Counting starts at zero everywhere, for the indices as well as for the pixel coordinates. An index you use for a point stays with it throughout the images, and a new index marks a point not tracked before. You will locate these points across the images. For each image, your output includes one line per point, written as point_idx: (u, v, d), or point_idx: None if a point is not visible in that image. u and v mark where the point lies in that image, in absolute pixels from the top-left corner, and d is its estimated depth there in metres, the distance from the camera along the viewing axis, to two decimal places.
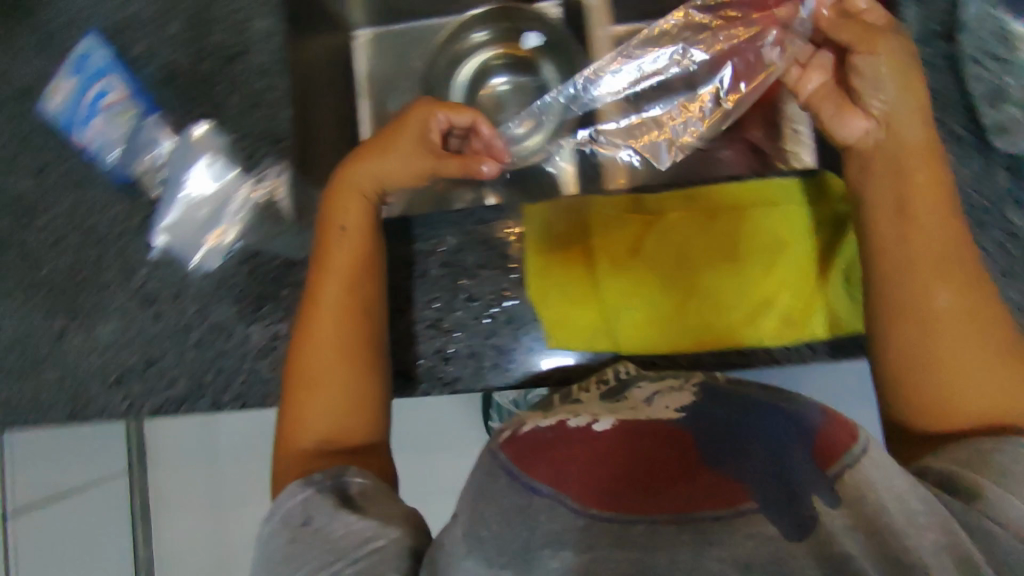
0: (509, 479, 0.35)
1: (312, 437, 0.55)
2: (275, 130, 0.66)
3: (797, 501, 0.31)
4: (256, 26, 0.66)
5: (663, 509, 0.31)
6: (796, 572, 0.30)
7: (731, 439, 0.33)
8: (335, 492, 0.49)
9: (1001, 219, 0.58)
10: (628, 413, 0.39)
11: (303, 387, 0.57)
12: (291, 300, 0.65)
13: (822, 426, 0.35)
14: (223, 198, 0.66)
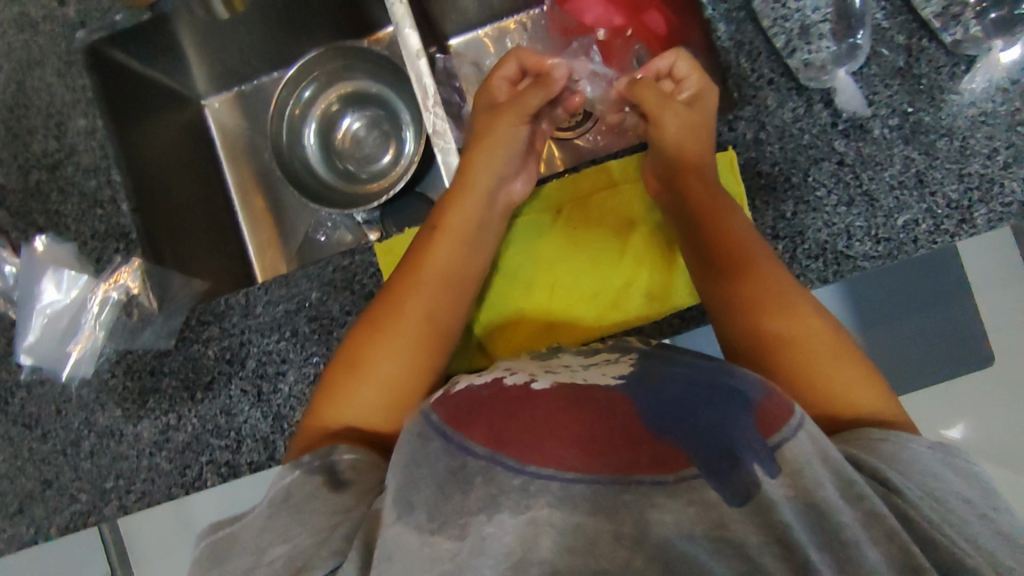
0: (441, 441, 0.42)
1: (342, 420, 0.55)
2: (118, 226, 0.65)
3: (741, 469, 0.38)
4: (75, 126, 0.66)
5: (590, 476, 0.39)
6: (720, 522, 0.38)
7: (681, 410, 0.41)
8: (324, 471, 0.50)
9: (827, 150, 0.60)
10: (564, 375, 0.48)
11: (353, 369, 0.57)
12: (173, 388, 0.65)
13: (762, 401, 0.42)
14: (80, 307, 0.65)
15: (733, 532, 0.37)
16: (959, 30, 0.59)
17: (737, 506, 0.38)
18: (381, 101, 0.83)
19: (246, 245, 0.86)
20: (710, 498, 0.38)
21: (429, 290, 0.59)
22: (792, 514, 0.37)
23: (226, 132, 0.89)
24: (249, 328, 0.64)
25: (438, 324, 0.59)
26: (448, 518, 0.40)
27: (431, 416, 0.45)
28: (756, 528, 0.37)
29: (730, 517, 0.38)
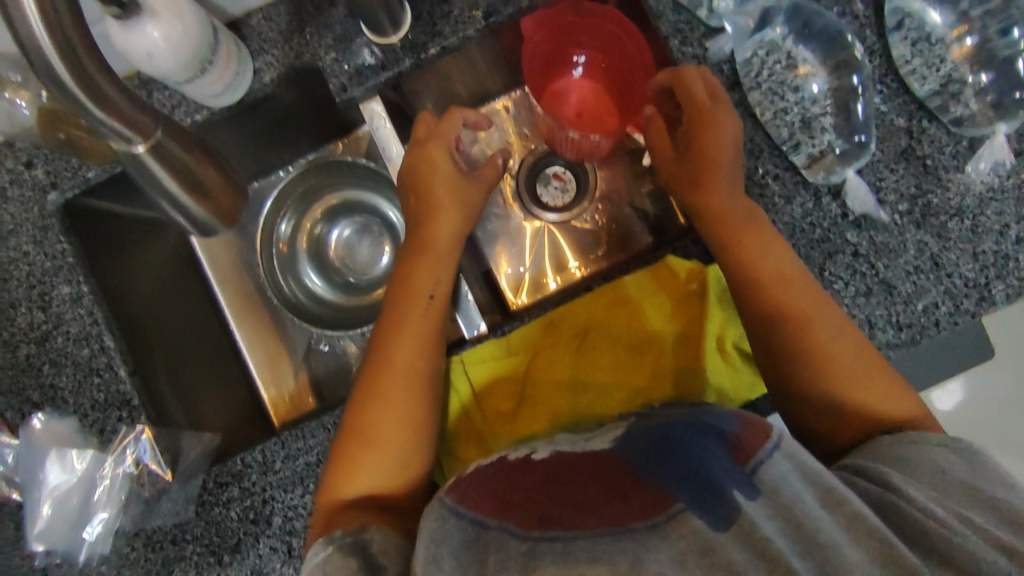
0: (456, 519, 0.45)
1: (358, 489, 0.55)
2: (119, 393, 0.63)
3: (724, 497, 0.40)
4: (59, 294, 0.63)
5: (588, 531, 0.41)
6: (707, 544, 0.38)
7: (663, 455, 0.44)
8: (355, 551, 0.47)
9: (840, 242, 0.58)
10: (566, 447, 0.52)
11: (357, 434, 0.56)
12: (198, 555, 0.61)
13: (736, 432, 0.45)
14: (90, 483, 0.62)
15: (720, 551, 0.37)
16: (963, 107, 0.58)
17: (723, 531, 0.38)
18: (369, 207, 0.80)
19: (248, 365, 0.80)
20: (698, 526, 0.39)
21: (412, 344, 0.59)
22: (771, 529, 0.38)
23: (213, 251, 0.82)
24: (270, 484, 0.62)
25: (431, 380, 0.59)
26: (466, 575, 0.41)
27: (444, 499, 0.48)
28: (741, 548, 0.37)
29: (715, 539, 0.38)
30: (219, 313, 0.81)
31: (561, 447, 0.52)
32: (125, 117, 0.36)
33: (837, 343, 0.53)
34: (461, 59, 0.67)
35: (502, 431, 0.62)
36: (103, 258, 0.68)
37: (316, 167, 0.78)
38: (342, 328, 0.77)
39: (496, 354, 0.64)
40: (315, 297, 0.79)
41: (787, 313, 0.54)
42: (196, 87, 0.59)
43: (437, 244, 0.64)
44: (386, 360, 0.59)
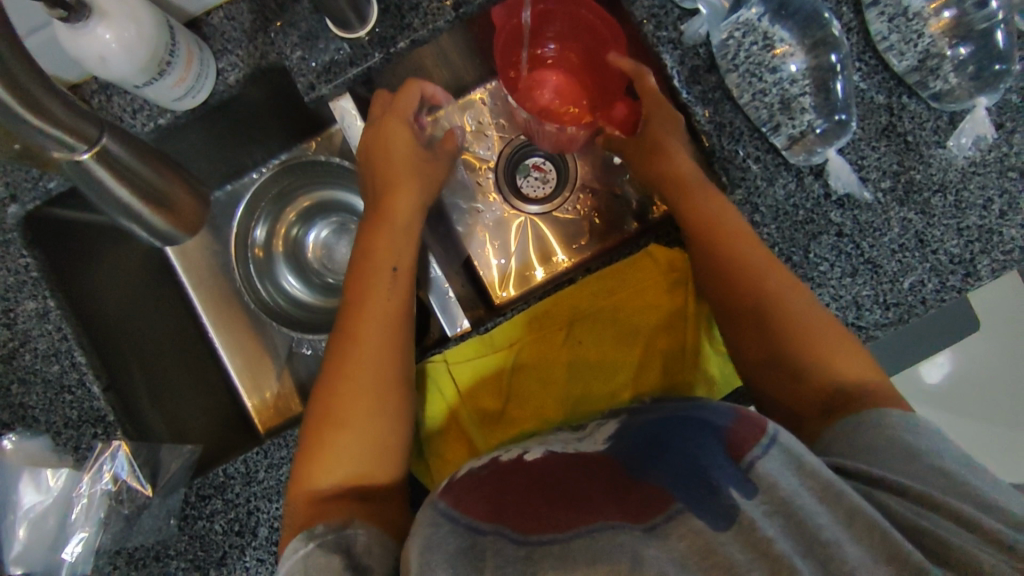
0: (451, 525, 0.41)
1: (334, 476, 0.52)
2: (92, 410, 0.60)
3: (721, 495, 0.36)
4: (24, 310, 0.61)
5: (585, 528, 0.38)
6: (709, 545, 0.35)
7: (657, 457, 0.42)
8: (339, 548, 0.45)
9: (824, 223, 0.57)
10: (559, 448, 0.51)
11: (329, 422, 0.53)
12: (183, 570, 0.60)
13: (729, 428, 0.41)
14: (67, 503, 0.60)
15: (722, 552, 0.34)
16: (942, 83, 0.57)
17: (723, 529, 0.35)
18: (345, 207, 0.79)
19: (229, 371, 0.79)
20: (697, 526, 0.36)
21: (380, 325, 0.57)
22: (774, 529, 0.34)
23: (189, 260, 0.80)
24: (254, 495, 0.60)
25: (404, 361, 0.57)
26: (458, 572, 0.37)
27: (437, 503, 0.44)
28: (741, 548, 0.34)
29: (717, 539, 0.35)
30: (198, 322, 0.79)
31: (555, 449, 0.50)
32: (66, 126, 0.35)
33: (824, 358, 0.50)
34: (432, 51, 0.65)
35: (487, 432, 0.61)
36: (71, 272, 0.66)
37: (287, 168, 0.76)
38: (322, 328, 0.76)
39: (478, 355, 0.62)
40: (295, 301, 0.77)
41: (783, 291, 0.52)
42: (155, 91, 0.57)
43: (397, 215, 0.62)
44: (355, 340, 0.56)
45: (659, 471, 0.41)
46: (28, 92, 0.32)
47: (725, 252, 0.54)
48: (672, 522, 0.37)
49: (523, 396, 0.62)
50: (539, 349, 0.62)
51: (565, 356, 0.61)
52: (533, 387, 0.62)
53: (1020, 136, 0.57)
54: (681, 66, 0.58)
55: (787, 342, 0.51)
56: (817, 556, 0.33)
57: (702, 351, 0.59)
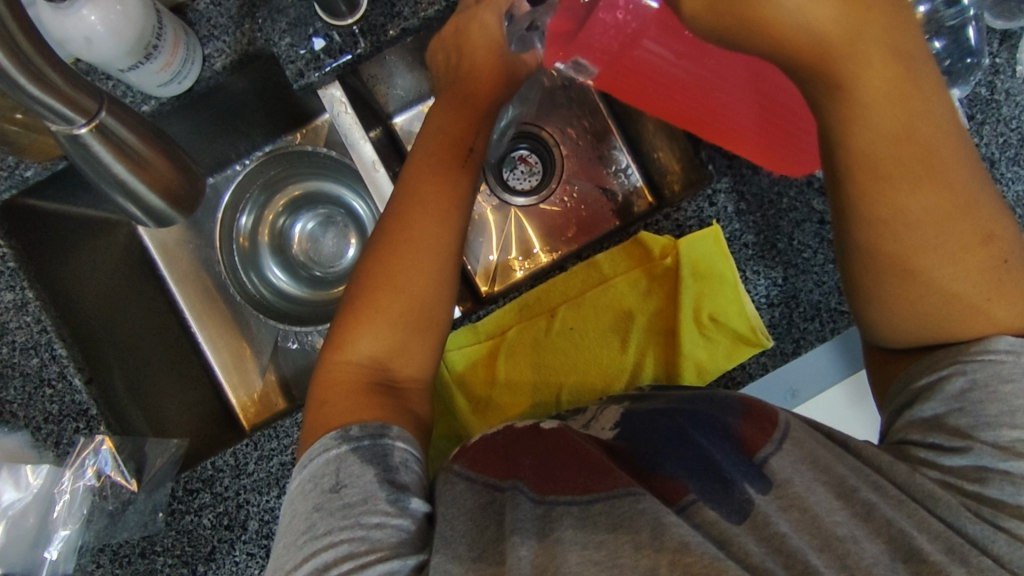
0: (468, 483, 0.44)
1: (366, 349, 0.51)
2: (74, 403, 0.59)
3: (734, 491, 0.41)
4: (1, 301, 0.59)
5: (607, 491, 0.42)
6: (726, 536, 0.39)
7: (672, 438, 0.45)
8: (376, 458, 0.44)
9: (807, 211, 0.59)
10: (575, 422, 0.53)
11: (375, 290, 0.52)
12: (169, 567, 0.58)
13: (740, 420, 0.45)
14: (48, 499, 0.58)
15: (736, 545, 0.39)
16: None
17: (737, 523, 0.40)
18: (334, 197, 0.79)
19: (212, 366, 0.78)
20: (710, 517, 0.40)
21: (438, 189, 0.55)
22: (785, 525, 0.39)
23: (169, 251, 0.79)
24: (244, 488, 0.59)
25: (445, 222, 0.54)
26: (487, 548, 0.41)
27: (453, 465, 0.46)
28: (756, 540, 0.39)
29: (732, 530, 0.39)
30: (180, 319, 0.78)
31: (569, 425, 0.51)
32: (65, 97, 0.36)
33: (935, 205, 0.42)
34: (423, 40, 0.65)
35: (485, 419, 0.62)
36: (53, 264, 0.65)
37: (273, 159, 0.73)
38: (301, 313, 0.74)
39: (472, 341, 0.63)
40: (280, 292, 0.76)
41: (940, 182, 0.41)
42: (140, 75, 0.56)
43: (476, 93, 0.60)
44: (414, 205, 0.54)
45: (673, 463, 0.43)
46: (16, 46, 0.33)
47: (900, 95, 0.39)
48: (688, 510, 0.41)
49: (517, 384, 0.62)
50: (535, 335, 0.62)
51: (569, 335, 0.62)
52: (528, 374, 0.62)
53: (990, 128, 0.59)
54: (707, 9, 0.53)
55: (920, 188, 0.41)
56: (831, 549, 0.39)
57: (688, 337, 0.59)
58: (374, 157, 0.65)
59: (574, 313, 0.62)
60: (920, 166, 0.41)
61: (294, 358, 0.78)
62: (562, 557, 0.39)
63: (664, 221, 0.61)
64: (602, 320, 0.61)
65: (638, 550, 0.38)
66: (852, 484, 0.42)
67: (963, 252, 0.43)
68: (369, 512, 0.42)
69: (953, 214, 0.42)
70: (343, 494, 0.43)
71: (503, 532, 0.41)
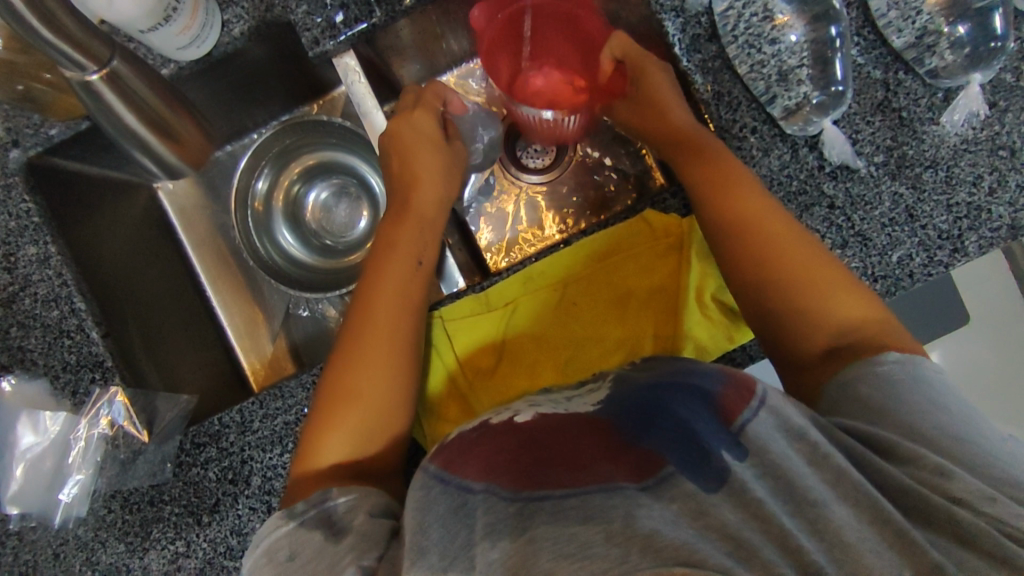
0: (442, 486, 0.46)
1: (330, 454, 0.52)
2: (91, 354, 0.61)
3: (711, 460, 0.40)
4: (24, 254, 0.62)
5: (582, 488, 0.42)
6: (700, 507, 0.39)
7: (650, 416, 0.44)
8: (321, 522, 0.48)
9: (817, 195, 0.59)
10: (548, 406, 0.53)
11: (333, 403, 0.54)
12: (177, 515, 0.61)
13: (720, 392, 0.44)
14: (64, 445, 0.61)
15: (713, 513, 0.38)
16: (935, 60, 0.58)
17: (714, 491, 0.39)
18: (347, 168, 0.80)
19: (226, 329, 0.81)
20: (688, 489, 0.40)
21: (394, 288, 0.59)
22: (762, 490, 0.39)
23: (188, 215, 0.82)
24: (248, 444, 0.61)
25: (403, 313, 0.58)
26: (456, 555, 0.42)
27: (429, 467, 0.48)
28: (733, 509, 0.38)
29: (709, 501, 0.39)
30: (195, 282, 0.81)
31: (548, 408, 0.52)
32: (80, 45, 0.49)
33: (834, 301, 0.51)
34: (438, 11, 0.66)
35: (482, 392, 0.62)
36: (76, 222, 0.67)
37: (290, 126, 0.75)
38: (308, 283, 0.76)
39: (474, 311, 0.63)
40: (288, 256, 0.78)
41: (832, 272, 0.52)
42: (160, 37, 0.57)
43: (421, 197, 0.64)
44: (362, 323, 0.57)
45: (652, 435, 0.43)
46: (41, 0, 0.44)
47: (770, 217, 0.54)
48: (665, 483, 0.41)
49: (518, 356, 0.62)
50: (537, 311, 0.62)
51: (571, 310, 0.62)
52: (526, 347, 0.62)
53: (1012, 116, 0.57)
54: (683, 34, 0.60)
55: (806, 287, 0.51)
56: (804, 515, 0.38)
57: (692, 313, 0.59)
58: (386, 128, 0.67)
59: (575, 288, 0.62)
60: (807, 257, 0.52)
61: (306, 324, 0.80)
62: (534, 556, 0.39)
63: (671, 199, 0.62)
64: (604, 294, 0.62)
65: (609, 540, 0.38)
66: (824, 450, 0.42)
67: (867, 343, 0.49)
68: (317, 566, 0.45)
69: (846, 298, 0.51)
70: (296, 558, 0.46)
71: (474, 537, 0.42)
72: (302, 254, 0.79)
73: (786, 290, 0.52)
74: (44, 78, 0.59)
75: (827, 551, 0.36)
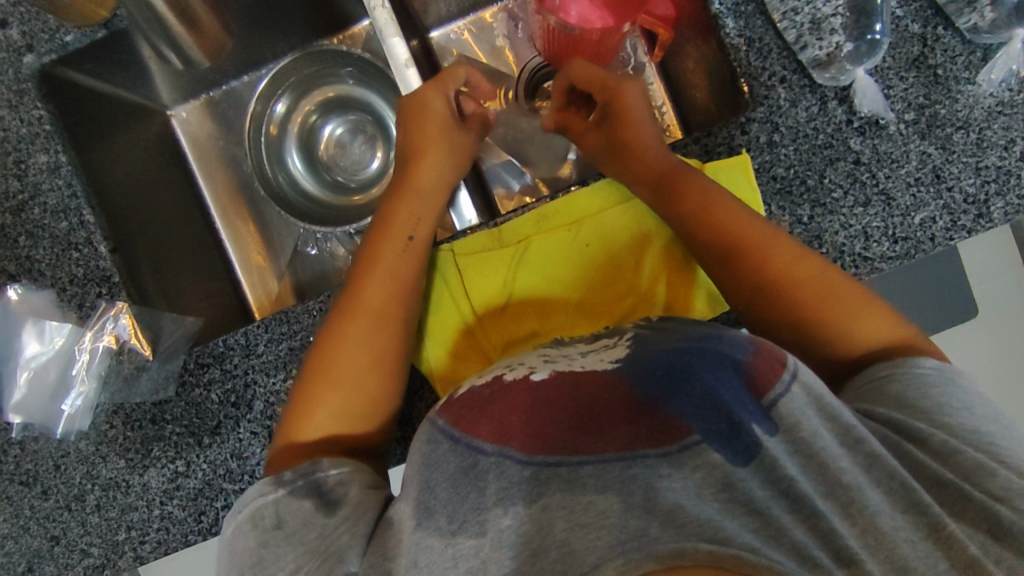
0: (450, 444, 0.46)
1: (320, 424, 0.53)
2: (99, 269, 0.61)
3: (743, 433, 0.39)
4: (36, 163, 0.61)
5: (596, 455, 0.42)
6: (729, 480, 0.38)
7: (675, 381, 0.42)
8: (311, 492, 0.48)
9: (843, 149, 0.57)
10: (563, 364, 0.49)
11: (328, 377, 0.54)
12: (178, 435, 0.61)
13: (751, 363, 0.43)
14: (69, 356, 0.61)
15: (741, 489, 0.38)
16: (974, 17, 0.56)
17: (743, 465, 0.39)
18: (364, 104, 0.79)
19: (232, 262, 0.80)
20: (715, 460, 0.39)
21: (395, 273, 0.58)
22: (795, 468, 0.38)
23: (200, 145, 0.81)
24: (252, 368, 0.61)
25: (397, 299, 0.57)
26: (466, 519, 0.42)
27: (437, 420, 0.48)
28: (762, 484, 0.38)
29: (738, 474, 0.38)
30: (204, 211, 0.80)
31: (562, 365, 0.49)
32: None
33: (840, 297, 0.50)
34: None
35: (490, 328, 0.62)
36: (91, 143, 0.66)
37: (307, 57, 0.74)
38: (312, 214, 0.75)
39: (488, 249, 0.63)
40: (294, 182, 0.77)
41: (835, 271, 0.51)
42: None
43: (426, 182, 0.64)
44: (358, 300, 0.56)
45: (679, 401, 0.41)
46: None
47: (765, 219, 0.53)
48: (689, 452, 0.40)
49: (528, 299, 0.62)
50: (547, 259, 0.62)
51: (582, 259, 0.62)
52: (534, 292, 0.62)
53: None
54: None
55: (798, 278, 0.51)
56: (837, 498, 0.38)
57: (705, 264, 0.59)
58: (408, 57, 0.63)
59: (588, 238, 0.62)
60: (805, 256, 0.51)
61: (311, 264, 0.80)
62: (548, 526, 0.39)
63: (693, 144, 0.61)
64: (617, 241, 0.61)
65: (628, 510, 0.38)
66: (858, 435, 0.41)
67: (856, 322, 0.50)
68: (306, 536, 0.46)
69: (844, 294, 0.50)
70: (286, 526, 0.46)
71: (486, 502, 0.42)
72: (307, 185, 0.78)
73: (776, 274, 0.51)
74: None
75: (860, 537, 0.36)
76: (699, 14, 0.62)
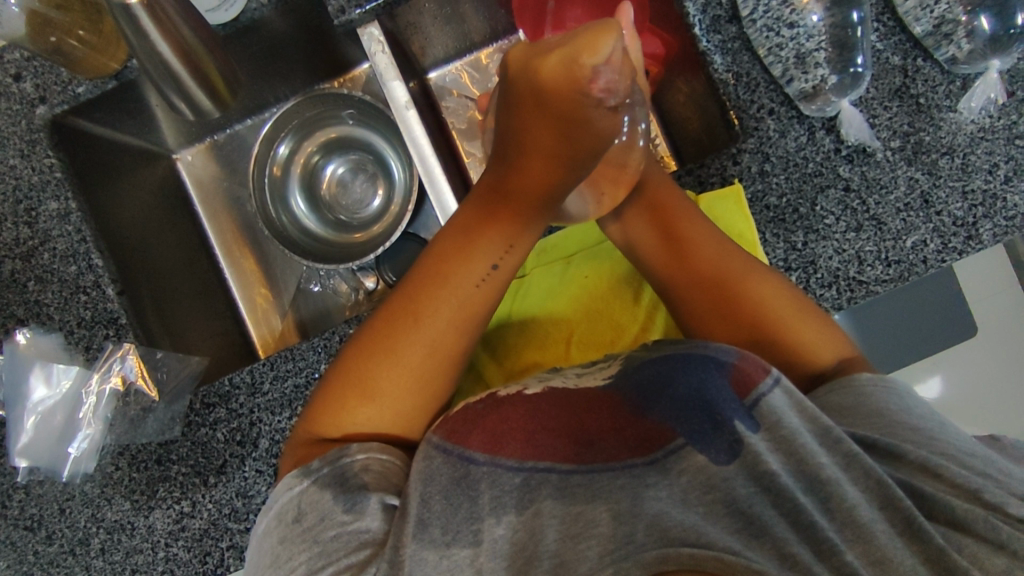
0: (445, 457, 0.46)
1: (352, 422, 0.51)
2: (106, 311, 0.62)
3: (723, 430, 0.42)
4: (46, 210, 0.63)
5: (587, 465, 0.44)
6: (709, 478, 0.42)
7: (655, 388, 0.45)
8: (333, 478, 0.47)
9: (832, 176, 0.59)
10: (556, 382, 0.51)
11: (349, 375, 0.51)
12: (183, 475, 0.61)
13: (736, 362, 0.45)
14: (75, 401, 0.61)
15: (723, 486, 0.41)
16: (951, 49, 0.58)
17: (725, 462, 0.42)
18: (364, 144, 0.81)
19: (236, 302, 0.81)
20: (701, 462, 0.42)
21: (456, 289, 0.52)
22: (775, 463, 0.41)
23: (204, 187, 0.83)
24: (257, 406, 0.61)
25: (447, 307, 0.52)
26: (459, 529, 0.44)
27: (431, 436, 0.47)
28: (744, 480, 0.41)
29: (720, 471, 0.41)
30: (209, 252, 0.81)
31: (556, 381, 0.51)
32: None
33: (811, 325, 0.53)
34: None
35: (493, 358, 0.63)
36: (98, 186, 0.68)
37: (309, 101, 0.76)
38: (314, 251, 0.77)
39: None
40: (297, 220, 0.79)
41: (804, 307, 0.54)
42: None
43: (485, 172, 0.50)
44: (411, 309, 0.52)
45: (661, 406, 0.44)
46: None
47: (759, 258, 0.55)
48: (674, 455, 0.43)
49: (533, 329, 0.63)
50: (549, 286, 0.64)
51: (583, 286, 0.63)
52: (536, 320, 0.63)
53: None
54: (704, 14, 0.60)
55: (779, 307, 0.54)
56: (818, 492, 0.40)
57: None
58: (407, 98, 0.66)
59: (593, 268, 0.64)
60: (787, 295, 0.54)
61: (313, 299, 0.81)
62: (540, 534, 0.43)
63: (688, 175, 0.64)
64: (615, 269, 0.63)
65: (616, 519, 0.42)
66: (838, 432, 0.42)
67: (821, 338, 0.53)
68: (323, 535, 0.44)
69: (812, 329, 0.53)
70: (303, 518, 0.45)
71: (479, 512, 0.44)
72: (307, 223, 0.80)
73: (772, 306, 0.53)
74: (77, 33, 0.59)
75: (841, 530, 0.39)
76: (688, 52, 0.64)
